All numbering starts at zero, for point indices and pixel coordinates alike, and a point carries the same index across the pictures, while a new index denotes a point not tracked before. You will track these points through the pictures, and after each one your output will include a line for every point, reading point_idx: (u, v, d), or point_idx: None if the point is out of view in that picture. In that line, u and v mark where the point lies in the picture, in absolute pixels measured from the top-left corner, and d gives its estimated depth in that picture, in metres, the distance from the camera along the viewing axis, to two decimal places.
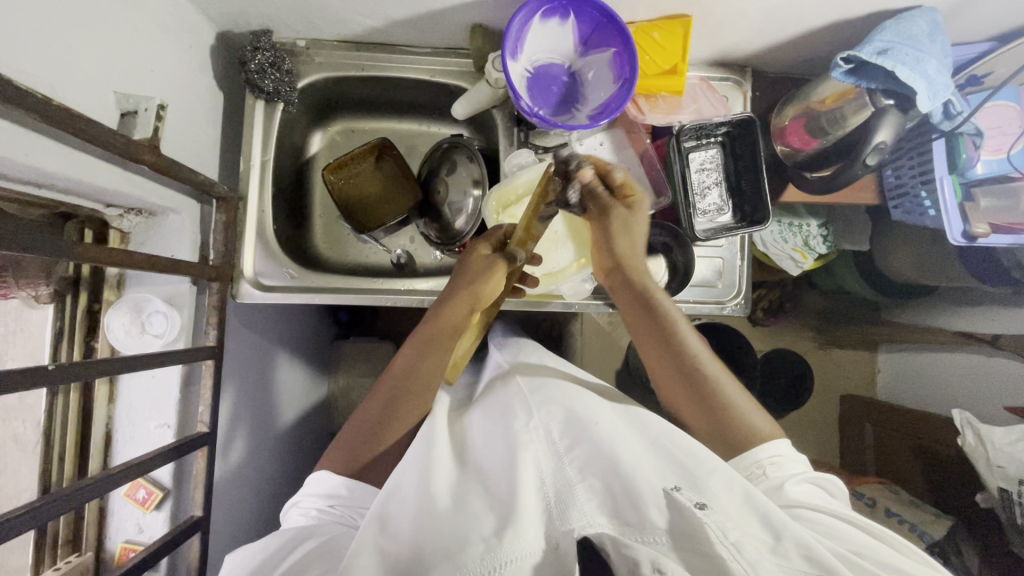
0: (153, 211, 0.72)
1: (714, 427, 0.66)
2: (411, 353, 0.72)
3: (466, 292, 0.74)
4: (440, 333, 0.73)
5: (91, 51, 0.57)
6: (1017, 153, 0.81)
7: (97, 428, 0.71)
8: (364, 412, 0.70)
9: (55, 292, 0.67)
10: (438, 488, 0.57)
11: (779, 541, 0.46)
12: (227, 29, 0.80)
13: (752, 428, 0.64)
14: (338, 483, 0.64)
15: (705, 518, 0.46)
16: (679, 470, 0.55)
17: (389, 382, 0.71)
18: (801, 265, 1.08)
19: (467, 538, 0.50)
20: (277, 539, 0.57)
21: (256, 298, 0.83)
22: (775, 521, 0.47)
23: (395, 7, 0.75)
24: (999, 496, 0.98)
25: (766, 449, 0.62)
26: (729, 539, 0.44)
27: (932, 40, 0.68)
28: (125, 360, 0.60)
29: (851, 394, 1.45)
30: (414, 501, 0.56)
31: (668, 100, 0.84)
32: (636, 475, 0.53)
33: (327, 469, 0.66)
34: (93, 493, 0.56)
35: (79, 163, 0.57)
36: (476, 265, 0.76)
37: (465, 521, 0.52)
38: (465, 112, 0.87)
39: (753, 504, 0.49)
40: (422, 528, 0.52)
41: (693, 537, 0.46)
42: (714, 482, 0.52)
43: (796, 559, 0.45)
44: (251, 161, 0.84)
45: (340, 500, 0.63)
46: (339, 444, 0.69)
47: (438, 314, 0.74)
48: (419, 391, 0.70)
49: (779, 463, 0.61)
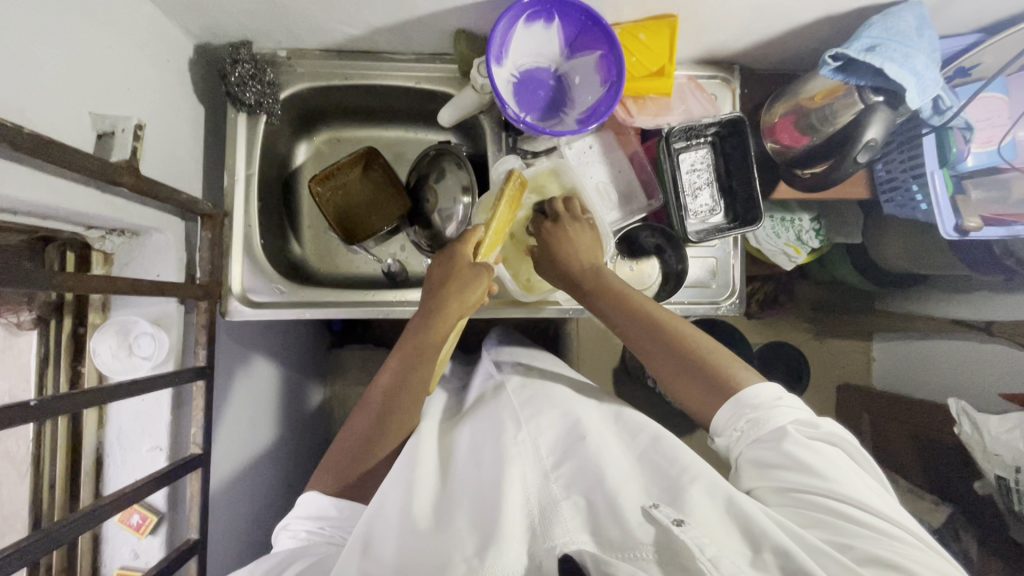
0: (136, 231, 0.71)
1: (693, 380, 0.66)
2: (396, 371, 0.70)
3: (455, 304, 0.72)
4: (428, 351, 0.70)
5: (63, 73, 0.55)
6: (1006, 146, 0.80)
7: (87, 454, 0.70)
8: (352, 431, 0.69)
9: (38, 317, 0.66)
10: (422, 505, 0.57)
11: (759, 553, 0.46)
12: (205, 41, 0.79)
13: (730, 376, 0.64)
14: (326, 504, 0.63)
15: (683, 535, 0.47)
16: (663, 485, 0.55)
17: (376, 403, 0.69)
18: (794, 259, 1.08)
19: (450, 557, 0.49)
20: (267, 561, 0.57)
21: (245, 315, 0.82)
22: (756, 533, 0.48)
23: (376, 14, 0.74)
24: (996, 484, 0.99)
25: (748, 398, 0.61)
26: (707, 555, 0.45)
27: (920, 35, 0.67)
28: (111, 389, 0.58)
29: (847, 382, 1.46)
30: (397, 517, 0.55)
31: (656, 101, 0.83)
32: (619, 491, 0.53)
33: (316, 491, 0.65)
34: (84, 525, 0.55)
35: (56, 189, 0.55)
36: (460, 273, 0.73)
37: (447, 541, 0.51)
38: (450, 120, 0.86)
39: (733, 512, 0.49)
40: (404, 543, 0.51)
41: (673, 552, 0.47)
42: (696, 492, 0.52)
43: (773, 569, 0.45)
44: (235, 175, 0.83)
45: (329, 521, 0.62)
46: (330, 463, 0.67)
47: (425, 327, 0.71)
48: (405, 409, 0.69)
49: (757, 420, 0.60)
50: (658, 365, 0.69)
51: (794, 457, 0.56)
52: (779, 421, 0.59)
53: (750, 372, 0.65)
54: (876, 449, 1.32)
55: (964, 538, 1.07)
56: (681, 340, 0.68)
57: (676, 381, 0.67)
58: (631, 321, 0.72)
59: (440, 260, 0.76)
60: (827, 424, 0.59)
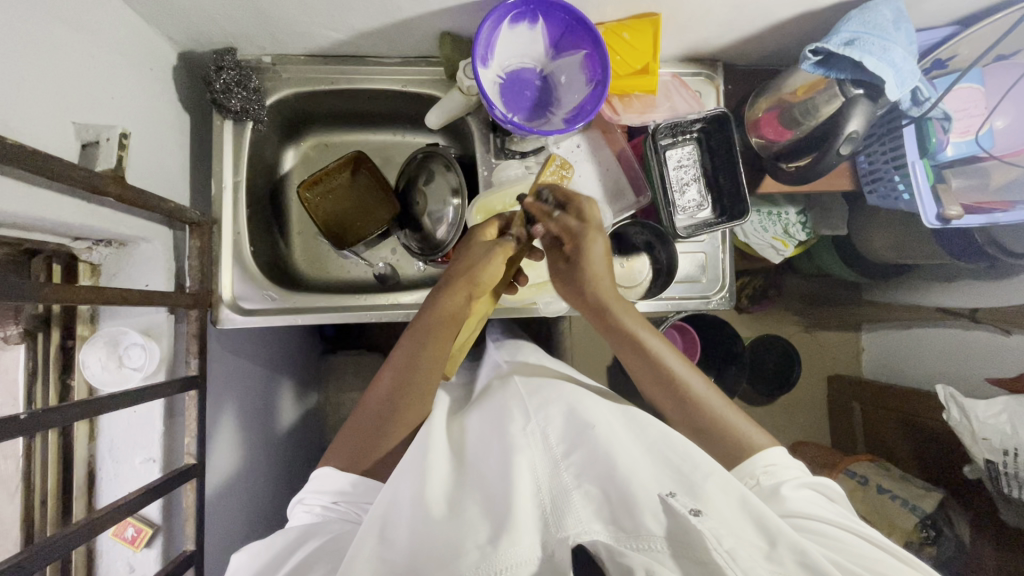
0: (123, 241, 0.70)
1: (690, 424, 0.69)
2: (408, 349, 0.70)
3: (464, 280, 0.70)
4: (436, 326, 0.71)
5: (44, 81, 0.54)
6: (983, 135, 0.82)
7: (79, 468, 0.69)
8: (367, 406, 0.70)
9: (25, 331, 0.65)
10: (433, 495, 0.56)
11: (774, 548, 0.46)
12: (187, 49, 0.78)
13: (731, 428, 0.67)
14: (343, 481, 0.64)
15: (699, 525, 0.47)
16: (675, 476, 0.54)
17: (388, 378, 0.70)
18: (782, 252, 1.09)
19: (462, 545, 0.49)
20: (281, 539, 0.57)
21: (236, 323, 0.81)
22: (770, 527, 0.47)
23: (362, 19, 0.74)
24: (985, 468, 1.00)
25: (763, 457, 0.62)
26: (724, 547, 0.45)
27: (897, 29, 0.69)
28: (100, 402, 0.57)
29: (838, 373, 1.48)
30: (409, 508, 0.55)
31: (641, 99, 0.85)
32: (632, 479, 0.52)
33: (332, 467, 0.66)
34: (76, 539, 0.54)
35: (38, 200, 0.55)
36: (472, 253, 0.73)
37: (460, 529, 0.51)
38: (438, 122, 0.85)
39: (748, 508, 0.49)
40: (419, 535, 0.51)
41: (688, 544, 0.47)
42: (711, 487, 0.51)
43: (790, 565, 0.45)
44: (222, 183, 0.82)
45: (345, 496, 0.63)
46: (345, 441, 0.68)
47: (437, 301, 0.71)
48: (417, 393, 0.69)
49: (773, 472, 0.61)
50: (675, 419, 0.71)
51: (787, 497, 0.58)
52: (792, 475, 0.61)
53: (765, 437, 0.66)
54: (867, 437, 1.34)
55: (957, 522, 1.09)
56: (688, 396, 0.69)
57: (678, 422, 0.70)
58: (652, 368, 0.71)
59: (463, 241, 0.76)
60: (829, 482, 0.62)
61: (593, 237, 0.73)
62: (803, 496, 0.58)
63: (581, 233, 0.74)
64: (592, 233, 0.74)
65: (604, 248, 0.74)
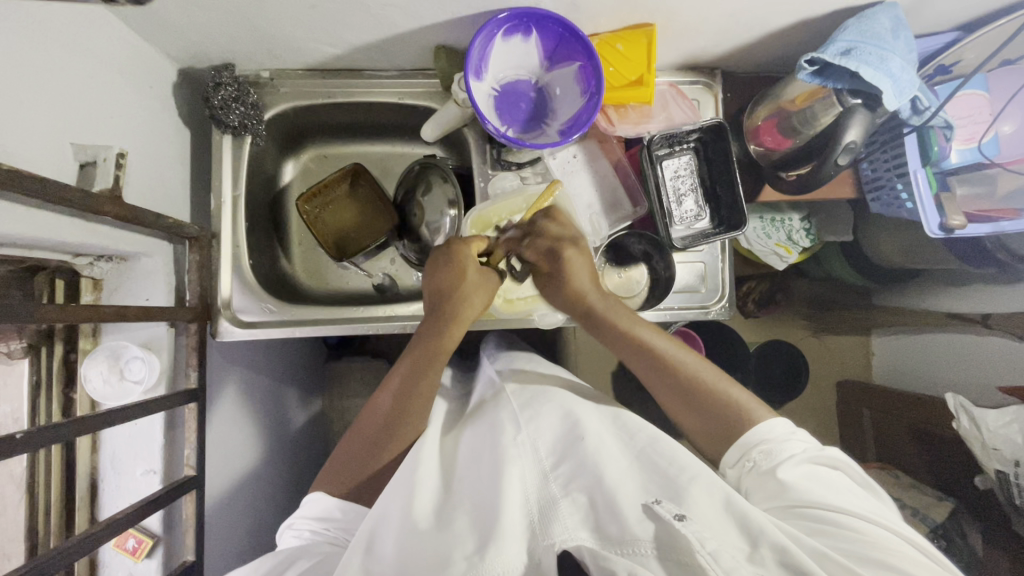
0: (123, 256, 0.71)
1: (702, 421, 0.67)
2: (407, 374, 0.71)
3: (450, 309, 0.73)
4: (440, 356, 0.72)
5: (43, 105, 0.55)
6: (988, 142, 0.81)
7: (82, 479, 0.70)
8: (361, 431, 0.70)
9: (28, 346, 0.66)
10: (422, 509, 0.57)
11: (757, 549, 0.45)
12: (188, 65, 0.80)
13: (746, 413, 0.64)
14: (331, 505, 0.65)
15: (683, 529, 0.46)
16: (661, 482, 0.54)
17: (385, 405, 0.70)
18: (786, 260, 1.08)
19: (451, 557, 0.49)
20: (270, 559, 0.58)
21: (236, 335, 0.82)
22: (753, 528, 0.46)
23: (356, 34, 0.75)
24: (995, 479, 0.97)
25: (756, 436, 0.62)
26: (707, 549, 0.45)
27: (895, 37, 0.68)
28: (101, 417, 0.58)
29: (846, 378, 1.46)
30: (398, 520, 0.55)
31: (637, 108, 0.84)
32: (618, 489, 0.52)
33: (321, 491, 0.67)
34: (80, 550, 0.55)
35: (36, 221, 0.56)
36: (462, 272, 0.74)
37: (447, 540, 0.52)
38: (434, 134, 0.86)
39: (733, 511, 0.48)
40: (407, 548, 0.52)
41: (674, 547, 0.46)
42: (695, 490, 0.51)
43: (772, 566, 0.44)
44: (222, 197, 0.83)
45: (334, 522, 0.64)
46: (338, 465, 0.69)
47: (431, 333, 0.73)
48: (416, 416, 0.70)
49: (770, 452, 0.60)
50: (688, 418, 0.68)
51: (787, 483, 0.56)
52: (790, 451, 0.60)
53: (763, 409, 0.65)
54: (877, 445, 1.32)
55: (968, 532, 1.06)
56: (699, 387, 0.68)
57: (691, 423, 0.68)
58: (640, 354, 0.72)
59: (445, 250, 0.76)
60: (833, 452, 0.60)
61: (569, 249, 0.77)
62: (806, 477, 0.57)
63: (558, 245, 0.77)
64: (569, 248, 0.77)
65: (582, 259, 0.77)
